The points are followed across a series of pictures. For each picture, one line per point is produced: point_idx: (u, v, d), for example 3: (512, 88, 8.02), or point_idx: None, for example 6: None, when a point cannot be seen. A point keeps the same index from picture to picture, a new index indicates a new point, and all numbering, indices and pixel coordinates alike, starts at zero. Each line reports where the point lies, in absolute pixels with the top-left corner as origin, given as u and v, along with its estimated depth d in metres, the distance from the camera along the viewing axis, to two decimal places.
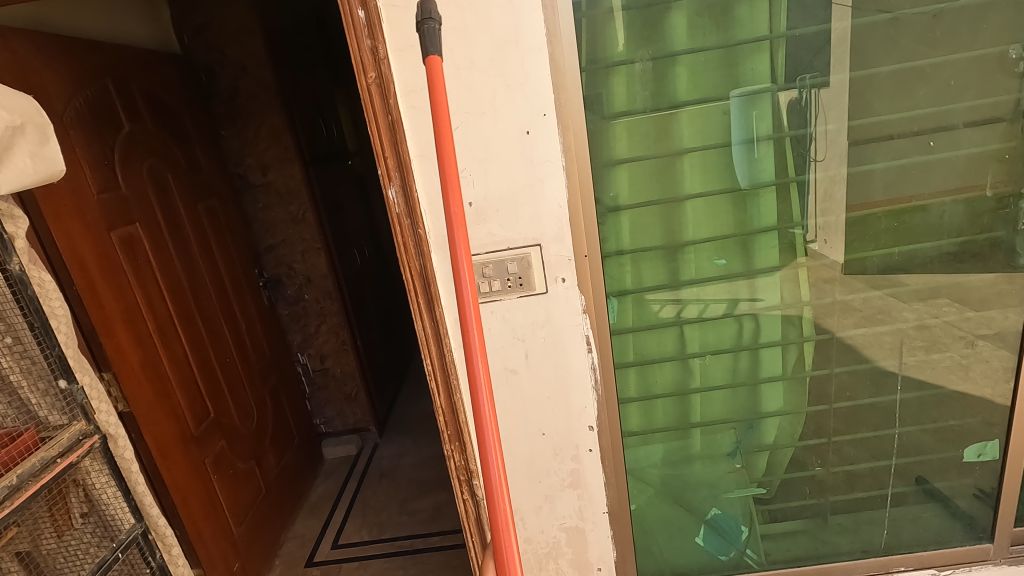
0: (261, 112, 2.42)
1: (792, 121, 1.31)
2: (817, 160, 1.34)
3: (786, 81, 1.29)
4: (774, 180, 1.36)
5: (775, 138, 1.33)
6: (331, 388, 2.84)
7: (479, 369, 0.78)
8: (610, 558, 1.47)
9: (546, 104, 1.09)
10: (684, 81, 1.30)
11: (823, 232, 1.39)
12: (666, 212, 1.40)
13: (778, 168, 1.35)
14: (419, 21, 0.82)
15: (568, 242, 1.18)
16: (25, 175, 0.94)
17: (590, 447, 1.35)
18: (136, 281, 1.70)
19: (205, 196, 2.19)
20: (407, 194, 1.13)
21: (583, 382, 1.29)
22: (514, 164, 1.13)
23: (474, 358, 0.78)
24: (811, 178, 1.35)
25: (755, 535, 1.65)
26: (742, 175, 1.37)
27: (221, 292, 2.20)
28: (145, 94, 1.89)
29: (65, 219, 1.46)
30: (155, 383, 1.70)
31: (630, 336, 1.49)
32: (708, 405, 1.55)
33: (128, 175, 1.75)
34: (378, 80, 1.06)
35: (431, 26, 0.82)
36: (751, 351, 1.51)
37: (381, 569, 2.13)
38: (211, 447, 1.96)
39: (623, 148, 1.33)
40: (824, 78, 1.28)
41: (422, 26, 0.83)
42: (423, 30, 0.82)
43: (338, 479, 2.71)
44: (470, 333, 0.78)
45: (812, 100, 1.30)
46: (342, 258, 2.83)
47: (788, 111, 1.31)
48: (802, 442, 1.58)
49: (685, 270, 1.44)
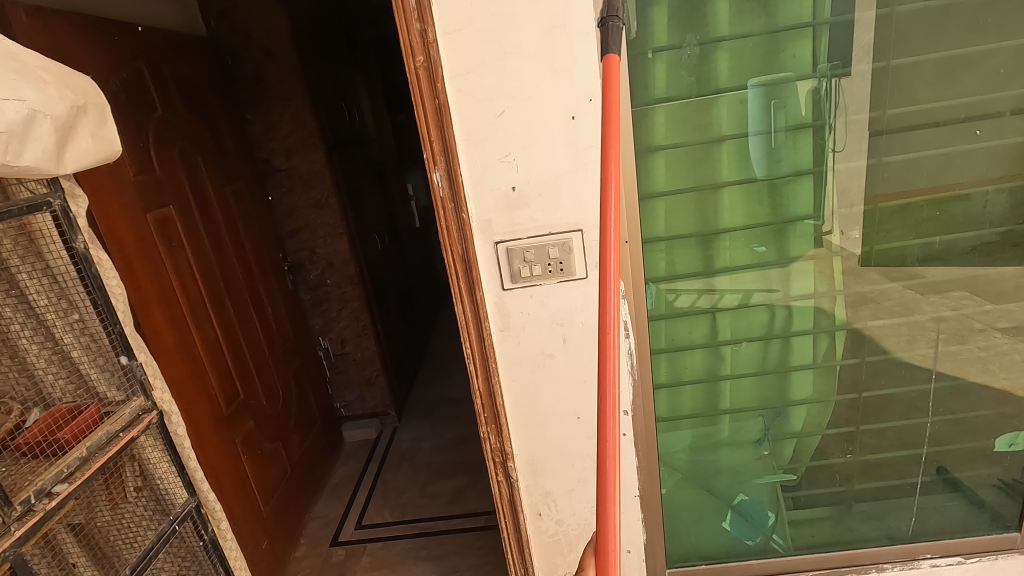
0: (285, 96, 2.42)
1: (814, 111, 1.31)
2: (837, 151, 1.34)
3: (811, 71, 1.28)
4: (804, 169, 1.35)
5: (800, 128, 1.32)
6: (351, 372, 2.86)
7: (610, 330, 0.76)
8: (639, 539, 1.50)
9: (592, 88, 1.09)
10: (726, 67, 1.28)
11: (841, 221, 1.39)
12: (702, 200, 1.39)
13: (799, 158, 1.35)
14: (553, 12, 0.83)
15: (609, 228, 1.19)
16: (90, 155, 0.88)
17: (624, 432, 1.37)
18: (170, 262, 1.72)
19: (232, 179, 2.20)
20: (451, 178, 1.13)
21: (618, 367, 1.31)
22: (558, 149, 1.13)
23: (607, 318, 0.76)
24: (829, 169, 1.35)
25: (782, 521, 1.67)
26: (759, 165, 1.35)
27: (247, 275, 2.21)
28: (175, 77, 1.90)
29: (104, 199, 1.47)
30: (188, 363, 1.73)
31: (662, 323, 1.49)
32: (736, 392, 1.56)
33: (161, 157, 1.76)
34: (427, 63, 1.06)
35: (614, 25, 0.92)
36: (782, 339, 1.51)
37: (405, 550, 2.16)
38: (240, 427, 1.99)
39: (662, 135, 1.33)
40: (844, 68, 1.28)
41: (562, 14, 0.83)
42: None
43: (358, 461, 2.74)
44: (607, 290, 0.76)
45: (833, 90, 1.29)
46: (363, 243, 2.84)
47: (817, 101, 1.30)
48: (829, 430, 1.59)
49: (720, 258, 1.43)
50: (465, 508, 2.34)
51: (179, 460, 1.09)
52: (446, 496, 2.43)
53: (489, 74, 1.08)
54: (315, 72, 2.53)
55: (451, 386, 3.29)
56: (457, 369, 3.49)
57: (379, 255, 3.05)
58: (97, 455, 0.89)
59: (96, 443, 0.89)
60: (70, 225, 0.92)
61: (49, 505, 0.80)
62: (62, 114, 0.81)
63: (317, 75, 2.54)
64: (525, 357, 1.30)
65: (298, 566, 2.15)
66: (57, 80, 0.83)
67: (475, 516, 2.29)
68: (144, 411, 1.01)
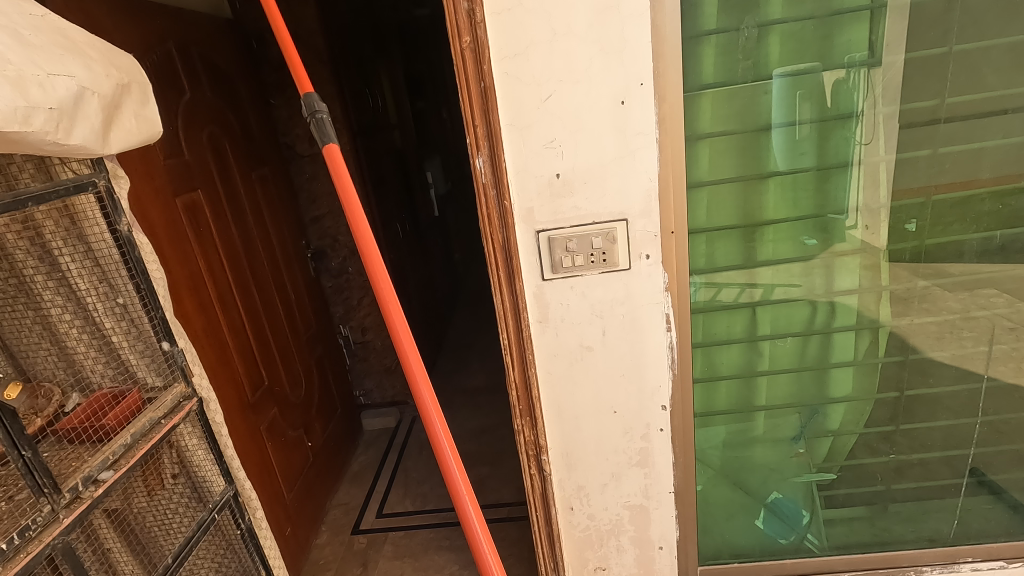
0: (311, 80, 2.38)
1: (841, 102, 1.25)
2: (863, 144, 1.28)
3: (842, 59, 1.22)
4: (847, 160, 1.29)
5: (834, 119, 1.26)
6: (371, 360, 2.84)
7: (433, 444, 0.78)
8: (672, 536, 1.47)
9: (643, 72, 1.06)
10: (776, 52, 1.21)
11: (864, 216, 1.34)
12: (747, 188, 1.32)
13: (819, 152, 1.29)
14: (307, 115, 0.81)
15: (655, 217, 1.15)
16: (131, 135, 0.86)
17: (661, 427, 1.34)
18: (199, 248, 1.71)
19: (258, 165, 2.18)
20: (495, 164, 1.10)
21: (658, 360, 1.28)
22: (606, 135, 1.09)
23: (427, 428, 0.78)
24: (854, 163, 1.29)
25: (817, 520, 1.64)
26: (781, 158, 1.29)
27: (272, 261, 2.20)
28: (203, 60, 1.87)
29: (136, 183, 1.46)
30: (216, 349, 1.72)
31: (700, 316, 1.42)
32: (773, 387, 1.51)
33: (190, 141, 1.74)
34: (473, 44, 1.03)
35: (319, 119, 0.80)
36: (823, 335, 1.44)
37: (427, 539, 2.15)
38: (265, 414, 1.98)
39: (708, 121, 1.25)
40: (875, 57, 1.21)
41: (313, 118, 0.81)
42: (313, 124, 0.81)
43: (378, 449, 2.74)
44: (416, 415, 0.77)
45: (861, 80, 1.23)
46: (385, 231, 2.82)
47: (858, 90, 1.24)
48: (866, 428, 1.54)
49: (762, 250, 1.37)
50: (487, 499, 2.32)
51: (215, 448, 1.08)
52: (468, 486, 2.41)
53: (537, 56, 1.04)
54: (340, 56, 2.49)
55: (469, 376, 3.28)
56: (475, 358, 3.47)
57: (400, 243, 3.02)
58: (141, 442, 0.88)
59: (140, 430, 0.88)
60: (115, 207, 0.90)
61: (97, 492, 0.79)
62: (107, 92, 0.78)
63: (342, 59, 2.51)
64: (563, 349, 1.26)
65: (320, 553, 2.14)
66: (102, 58, 0.80)
67: (498, 507, 2.27)
68: (185, 398, 0.99)
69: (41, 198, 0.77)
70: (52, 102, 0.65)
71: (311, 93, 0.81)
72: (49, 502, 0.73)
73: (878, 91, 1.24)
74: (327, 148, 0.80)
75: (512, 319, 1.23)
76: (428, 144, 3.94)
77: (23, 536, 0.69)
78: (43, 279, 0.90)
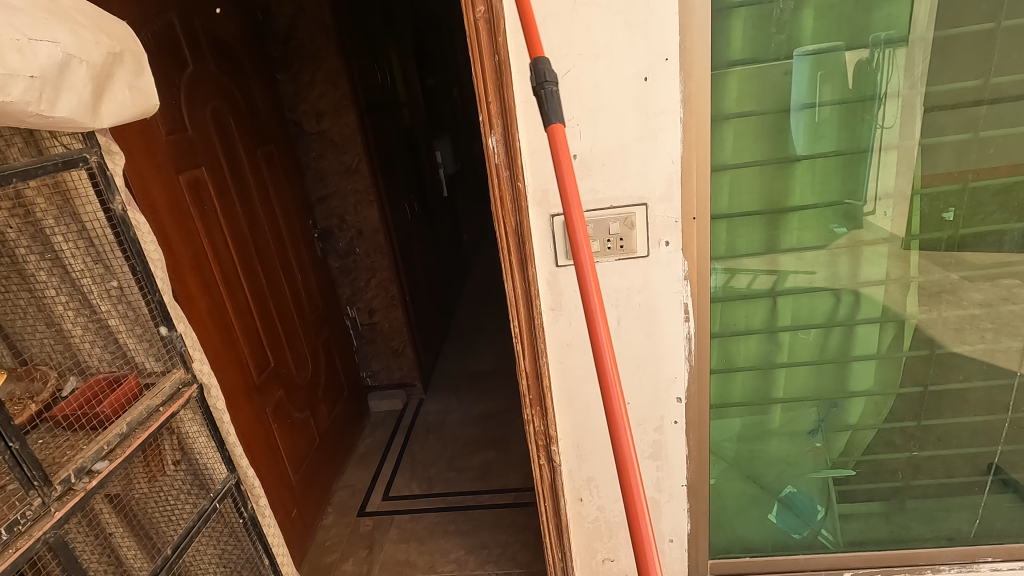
0: (317, 55, 2.31)
1: (862, 84, 1.18)
2: (884, 128, 1.21)
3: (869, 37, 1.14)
4: (876, 145, 1.22)
5: (864, 101, 1.19)
6: (378, 342, 2.82)
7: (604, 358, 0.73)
8: (683, 529, 1.44)
9: (668, 47, 0.99)
10: (810, 26, 1.13)
11: (882, 204, 1.27)
12: (774, 172, 1.25)
13: (841, 136, 1.22)
14: (536, 86, 0.77)
15: (676, 203, 1.10)
16: (126, 108, 0.81)
17: (675, 419, 1.30)
18: (203, 226, 1.67)
19: (263, 142, 2.13)
20: (508, 143, 1.04)
21: (674, 351, 1.23)
22: (627, 114, 1.03)
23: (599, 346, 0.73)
24: (874, 148, 1.22)
25: (831, 515, 1.60)
26: (800, 141, 1.22)
27: (278, 241, 2.16)
28: (206, 32, 1.81)
29: (138, 159, 1.41)
30: (221, 330, 1.69)
31: (717, 306, 1.36)
32: (792, 380, 1.45)
33: (193, 116, 1.69)
34: (488, 14, 0.96)
35: (550, 90, 0.76)
36: (845, 327, 1.39)
37: (433, 523, 2.14)
38: (271, 396, 1.96)
39: (733, 101, 1.18)
40: (901, 34, 1.14)
41: (540, 90, 0.77)
42: (540, 95, 0.76)
43: (385, 431, 2.73)
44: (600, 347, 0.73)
45: (885, 61, 1.16)
46: (394, 211, 2.77)
47: (891, 70, 1.16)
48: (886, 424, 1.49)
49: (786, 238, 1.30)
50: (494, 484, 2.31)
51: (217, 435, 1.05)
52: (475, 470, 2.40)
53: (555, 28, 0.98)
54: (349, 30, 2.42)
55: (477, 360, 3.25)
56: (483, 341, 3.44)
57: (408, 224, 2.97)
58: (137, 431, 0.85)
59: (136, 418, 0.85)
60: (108, 184, 0.85)
61: (90, 483, 0.76)
62: (98, 61, 0.73)
63: (350, 33, 2.43)
64: (576, 338, 1.22)
65: (325, 535, 2.14)
66: (92, 24, 0.75)
67: (504, 492, 2.25)
68: (184, 384, 0.96)
69: (26, 174, 0.72)
70: (33, 70, 0.61)
71: (542, 61, 0.77)
72: (39, 495, 0.70)
73: (902, 72, 1.16)
74: (553, 127, 0.75)
75: (523, 306, 1.18)
76: (438, 123, 3.87)
77: (11, 530, 0.66)
78: (36, 260, 0.86)
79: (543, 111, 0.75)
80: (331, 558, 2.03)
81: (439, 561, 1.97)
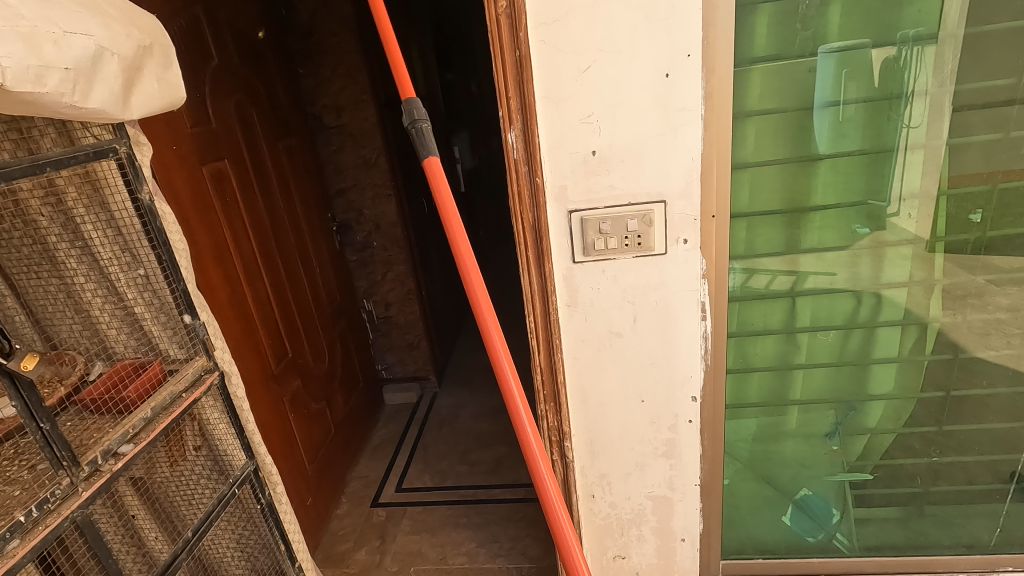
0: (338, 50, 2.33)
1: (889, 83, 1.15)
2: (911, 127, 1.18)
3: (898, 34, 1.12)
4: (902, 145, 1.20)
5: (891, 99, 1.16)
6: (393, 335, 2.84)
7: (500, 361, 0.88)
8: (695, 529, 1.44)
9: (691, 42, 0.98)
10: (836, 22, 1.11)
11: (907, 204, 1.25)
12: (795, 170, 1.23)
13: (866, 134, 1.20)
14: (408, 125, 0.86)
15: (695, 200, 1.09)
16: (154, 100, 0.83)
17: (690, 418, 1.30)
18: (225, 217, 1.69)
19: (284, 135, 2.16)
20: (528, 138, 1.04)
21: (690, 350, 1.23)
22: (647, 110, 1.02)
23: (496, 351, 0.88)
24: (900, 148, 1.20)
25: (847, 519, 1.58)
26: (823, 140, 1.21)
27: (297, 233, 2.19)
28: (231, 26, 1.84)
29: (163, 150, 1.44)
30: (241, 320, 1.72)
31: (735, 305, 1.35)
32: (809, 382, 1.44)
33: (217, 109, 1.71)
34: (509, 9, 0.97)
35: (421, 128, 0.86)
36: (866, 329, 1.37)
37: (445, 516, 2.16)
38: (288, 386, 1.99)
39: (756, 98, 1.17)
40: (931, 32, 1.11)
41: (413, 127, 0.87)
42: (415, 134, 0.86)
43: (399, 424, 2.75)
44: (498, 356, 0.88)
45: (914, 58, 1.13)
46: (411, 205, 2.79)
47: (918, 68, 1.14)
48: (906, 428, 1.47)
49: (807, 237, 1.29)
50: (506, 479, 2.32)
51: (237, 423, 1.07)
52: (487, 465, 2.41)
53: (576, 23, 0.97)
54: (369, 25, 2.43)
55: (491, 354, 3.26)
56: (498, 336, 3.45)
57: (425, 218, 2.99)
58: (161, 415, 0.86)
59: (160, 404, 0.87)
60: (137, 175, 0.89)
61: (116, 466, 0.77)
62: (128, 54, 0.75)
63: (371, 27, 2.45)
64: (592, 335, 1.22)
65: (339, 524, 2.17)
66: (123, 17, 0.77)
67: (516, 487, 2.26)
68: (206, 371, 0.98)
69: (59, 164, 0.74)
70: (68, 62, 0.62)
71: (413, 100, 0.86)
72: (68, 474, 0.72)
73: (932, 70, 1.14)
74: (428, 163, 0.87)
75: (539, 301, 1.18)
76: (456, 118, 3.87)
77: (41, 508, 0.68)
78: (66, 247, 0.88)
79: (417, 149, 0.86)
80: (344, 546, 2.06)
81: (451, 553, 1.99)
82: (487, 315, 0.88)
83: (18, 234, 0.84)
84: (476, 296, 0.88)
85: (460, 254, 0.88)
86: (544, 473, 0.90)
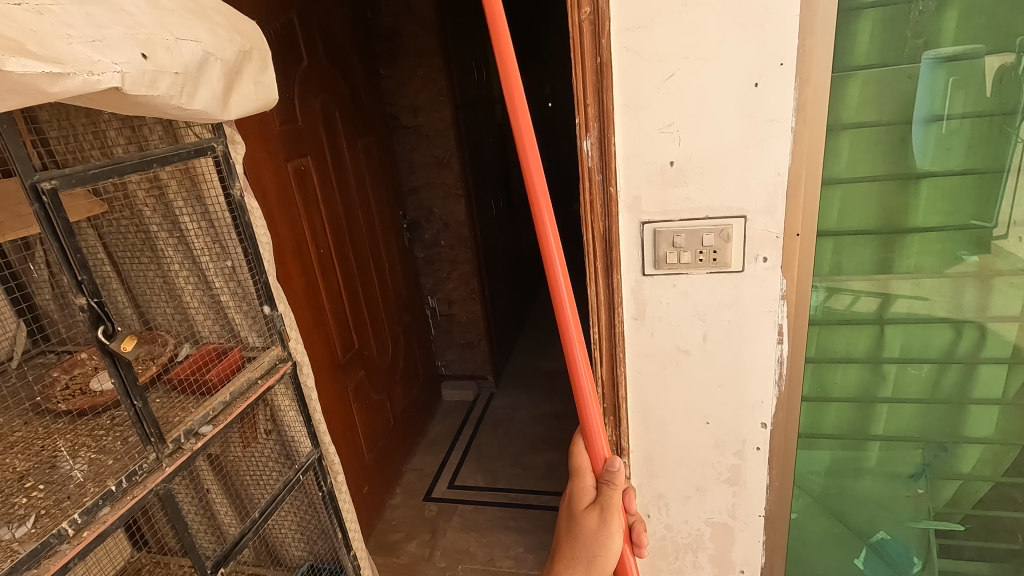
0: (419, 52, 2.39)
1: (1004, 95, 1.05)
2: None
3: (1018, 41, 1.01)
4: (1017, 163, 1.08)
5: (1002, 114, 1.06)
6: (454, 333, 2.89)
7: (546, 231, 0.80)
8: (756, 561, 1.36)
9: (784, 51, 0.93)
10: (951, 30, 1.02)
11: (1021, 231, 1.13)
12: (894, 188, 1.14)
13: (973, 152, 1.09)
14: None
15: (778, 217, 1.03)
16: (249, 102, 0.87)
17: (758, 445, 1.23)
18: (305, 211, 1.77)
19: (363, 134, 2.24)
20: (604, 146, 1.02)
21: (763, 373, 1.16)
22: (733, 121, 0.98)
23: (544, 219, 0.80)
24: (1014, 167, 1.09)
25: (930, 569, 1.47)
26: (923, 156, 1.11)
27: (370, 228, 2.26)
28: (321, 29, 1.92)
29: (253, 146, 1.53)
30: (313, 310, 1.80)
31: (815, 329, 1.27)
32: (895, 417, 1.33)
33: (304, 108, 1.80)
34: (593, 15, 0.95)
35: None
36: (965, 365, 1.24)
37: (495, 517, 2.17)
38: (353, 376, 2.06)
39: (853, 110, 1.09)
40: None
41: None
42: None
43: (455, 420, 2.79)
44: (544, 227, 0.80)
45: None
46: (479, 206, 2.82)
47: None
48: (1006, 478, 1.33)
49: (902, 262, 1.19)
50: (558, 486, 2.30)
51: (305, 412, 1.06)
52: (540, 470, 2.40)
53: (663, 29, 0.94)
54: (450, 28, 2.48)
55: (550, 359, 3.24)
56: (557, 341, 3.43)
57: (492, 220, 3.01)
58: (238, 400, 0.89)
59: (238, 389, 0.89)
60: (230, 170, 0.88)
61: (195, 446, 0.80)
62: (230, 58, 0.79)
63: (451, 30, 2.49)
64: (657, 351, 1.18)
65: (392, 514, 2.23)
66: (228, 24, 0.81)
67: None
68: (281, 361, 0.98)
69: (164, 160, 0.77)
70: (178, 66, 0.65)
71: None
72: (153, 451, 0.75)
73: None
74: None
75: (603, 313, 1.15)
76: None
77: (129, 480, 0.71)
78: (165, 235, 0.97)
79: None
80: (396, 536, 2.12)
81: (498, 555, 1.99)
82: (536, 181, 0.79)
83: (128, 224, 0.95)
84: (524, 151, 0.78)
85: (525, 149, 0.77)
86: (582, 367, 0.87)
